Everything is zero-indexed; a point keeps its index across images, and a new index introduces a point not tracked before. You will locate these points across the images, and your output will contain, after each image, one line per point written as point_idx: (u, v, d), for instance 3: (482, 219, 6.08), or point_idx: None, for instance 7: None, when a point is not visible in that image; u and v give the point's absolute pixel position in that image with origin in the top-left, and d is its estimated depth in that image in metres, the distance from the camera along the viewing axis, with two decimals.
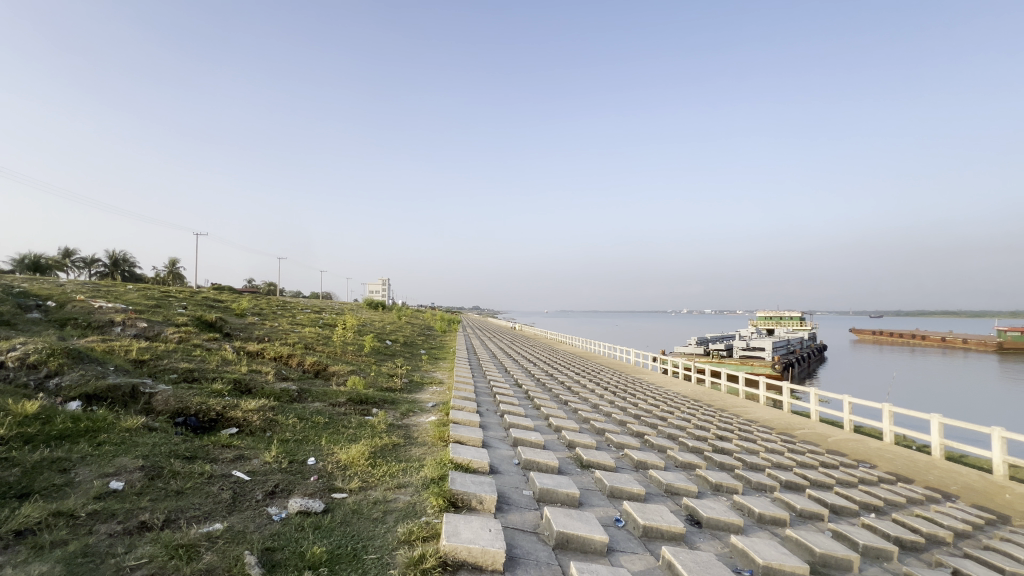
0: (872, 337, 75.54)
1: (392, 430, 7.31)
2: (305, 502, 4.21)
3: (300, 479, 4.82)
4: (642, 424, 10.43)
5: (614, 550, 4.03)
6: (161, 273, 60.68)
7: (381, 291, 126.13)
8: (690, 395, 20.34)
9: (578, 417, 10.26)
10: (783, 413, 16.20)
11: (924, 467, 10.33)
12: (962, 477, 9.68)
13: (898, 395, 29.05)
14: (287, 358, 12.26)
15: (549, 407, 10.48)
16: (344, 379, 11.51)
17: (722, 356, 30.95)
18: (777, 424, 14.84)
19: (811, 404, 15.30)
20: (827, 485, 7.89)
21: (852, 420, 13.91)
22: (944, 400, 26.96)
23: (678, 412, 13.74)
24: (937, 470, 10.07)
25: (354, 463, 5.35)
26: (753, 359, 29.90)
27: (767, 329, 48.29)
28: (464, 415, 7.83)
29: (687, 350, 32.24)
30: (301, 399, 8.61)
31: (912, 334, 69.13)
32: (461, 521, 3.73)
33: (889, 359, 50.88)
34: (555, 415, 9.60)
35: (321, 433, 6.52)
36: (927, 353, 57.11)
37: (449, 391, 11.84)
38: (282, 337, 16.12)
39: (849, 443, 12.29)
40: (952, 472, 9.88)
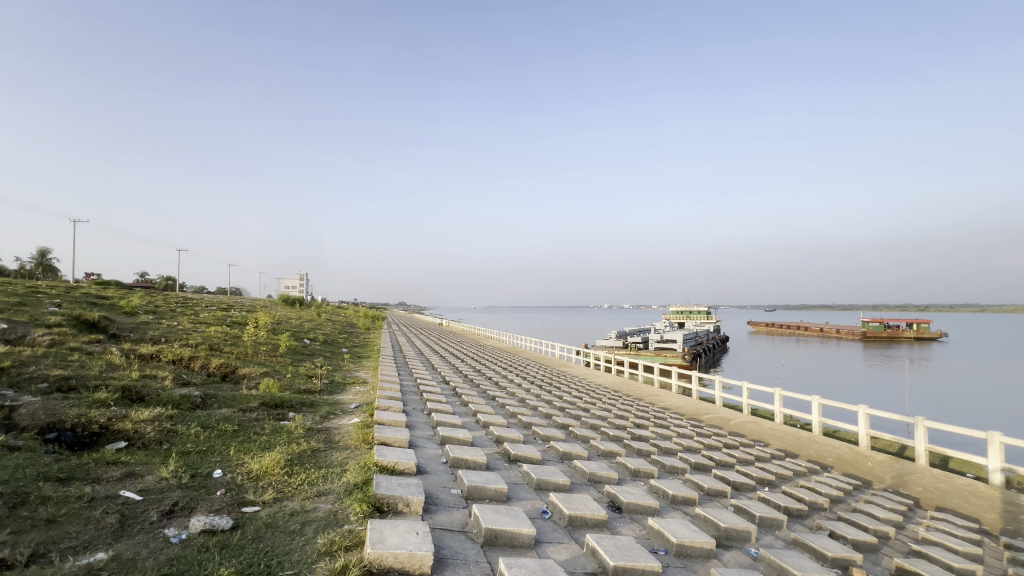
0: (765, 329, 84.41)
1: (310, 434, 6.89)
2: (209, 520, 3.84)
3: (204, 495, 4.39)
4: (567, 416, 10.79)
5: (541, 542, 4.13)
6: (26, 265, 52.14)
7: (298, 287, 118.41)
8: (610, 386, 21.38)
9: (505, 412, 10.37)
10: (692, 399, 17.58)
11: (806, 443, 11.72)
12: (836, 449, 11.09)
13: (787, 381, 32.73)
14: (188, 361, 11.09)
15: (477, 403, 10.47)
16: (256, 382, 10.65)
17: (639, 348, 32.91)
18: (687, 411, 16.08)
19: (715, 391, 16.73)
20: (729, 464, 8.69)
21: (749, 404, 15.42)
22: (823, 384, 30.83)
23: (599, 403, 14.39)
24: (816, 445, 11.47)
25: (268, 472, 4.97)
26: (666, 350, 32.11)
27: (678, 322, 52.10)
28: (389, 415, 7.57)
29: (608, 343, 33.85)
30: (204, 406, 7.83)
31: (796, 325, 78.25)
32: (387, 526, 3.60)
33: (779, 348, 57.09)
34: (483, 411, 9.61)
35: (229, 443, 5.98)
36: (809, 342, 64.92)
37: (373, 391, 11.40)
38: (182, 338, 14.57)
39: (746, 424, 13.62)
40: (828, 445, 11.30)
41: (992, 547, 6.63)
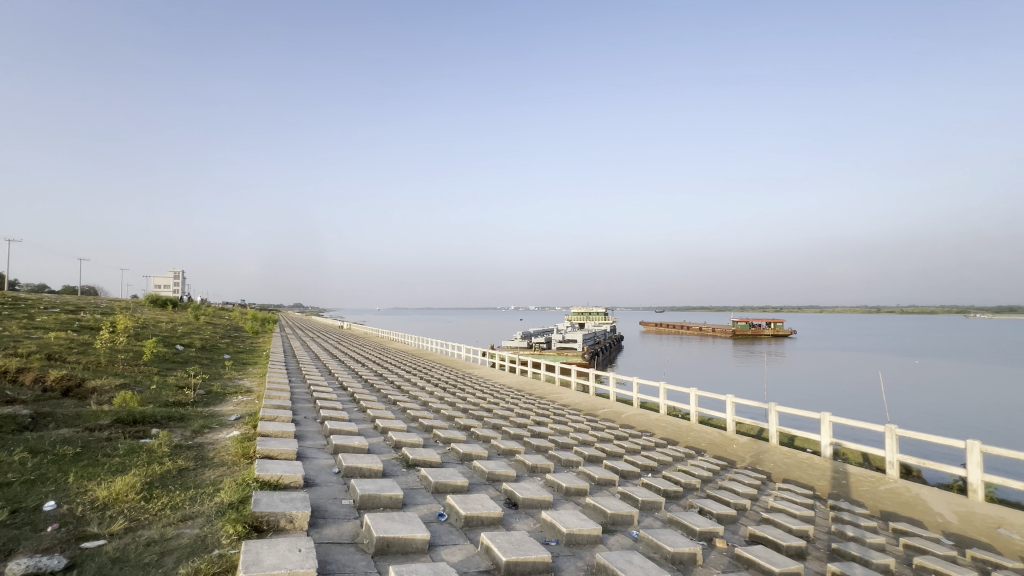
0: (654, 328, 92.29)
1: (177, 452, 6.09)
2: (34, 561, 3.25)
3: (28, 533, 3.67)
4: (469, 417, 10.83)
5: (436, 545, 4.09)
6: None
7: (171, 287, 104.34)
8: (514, 386, 21.84)
9: (406, 416, 10.10)
10: (589, 395, 18.61)
11: (685, 431, 13.02)
12: (708, 435, 12.46)
13: (673, 376, 36.01)
14: (14, 374, 9.18)
15: (376, 408, 10.06)
16: (109, 397, 9.15)
17: (543, 348, 34.05)
18: (584, 406, 17.00)
19: (610, 387, 17.90)
20: (618, 454, 9.38)
21: (639, 397, 16.71)
22: (702, 378, 34.47)
23: (502, 403, 14.64)
24: (693, 432, 12.80)
25: (118, 499, 4.30)
26: (568, 350, 33.65)
27: (578, 323, 54.84)
28: (275, 426, 6.98)
29: (513, 344, 34.56)
30: (34, 428, 6.54)
31: (680, 324, 86.57)
32: (264, 546, 3.32)
33: (666, 346, 62.64)
34: (382, 416, 9.26)
35: (66, 469, 5.06)
36: (690, 340, 72.20)
37: (258, 400, 10.40)
38: (7, 347, 12.00)
39: (636, 416, 14.78)
40: (702, 432, 12.66)
41: (821, 509, 7.93)
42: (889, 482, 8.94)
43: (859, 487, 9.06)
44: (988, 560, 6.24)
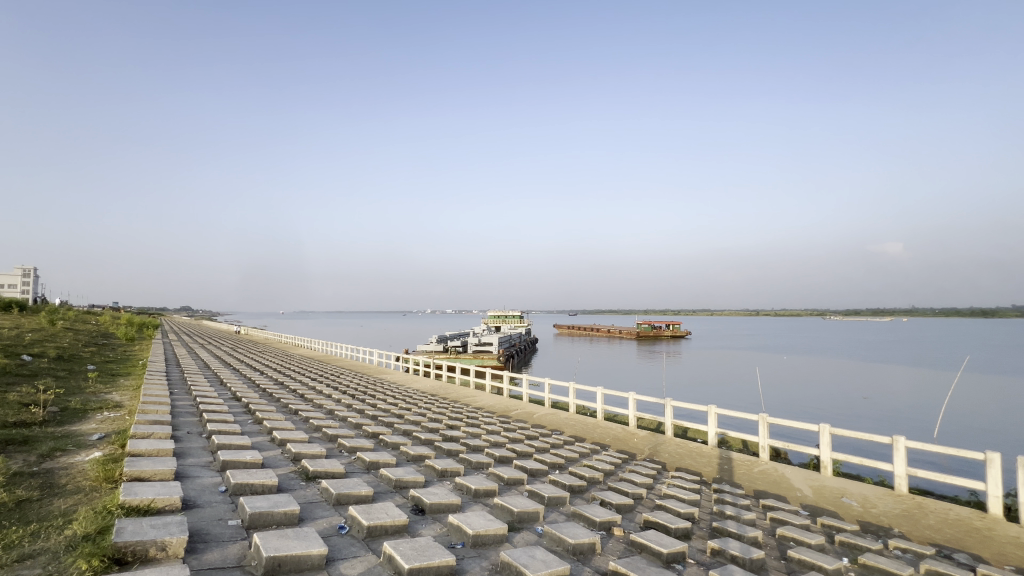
0: (567, 331, 96.04)
1: (16, 482, 5.16)
2: None
3: None
4: (379, 424, 10.44)
5: (334, 560, 3.90)
6: None
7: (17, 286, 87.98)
8: (428, 390, 21.44)
9: (309, 426, 9.45)
10: (503, 397, 18.85)
11: (592, 428, 13.70)
12: (612, 430, 13.23)
13: (584, 377, 37.68)
14: None
15: (274, 419, 9.31)
16: None
17: (459, 352, 33.85)
18: (498, 408, 17.17)
19: (523, 388, 18.26)
20: (528, 453, 9.63)
21: (550, 398, 17.26)
22: (610, 377, 36.50)
23: (415, 408, 14.30)
24: (599, 429, 13.52)
25: None
26: (484, 353, 33.81)
27: (495, 326, 55.32)
28: (150, 443, 6.19)
29: (429, 348, 33.95)
30: None
31: (591, 327, 90.98)
32: None
33: (578, 348, 65.45)
34: (281, 427, 8.59)
35: None
36: (600, 342, 76.12)
37: (130, 416, 9.14)
38: None
39: (547, 416, 15.26)
40: (606, 428, 13.41)
41: (706, 493, 8.79)
42: (762, 464, 10.17)
43: (737, 470, 10.18)
44: (833, 525, 7.34)
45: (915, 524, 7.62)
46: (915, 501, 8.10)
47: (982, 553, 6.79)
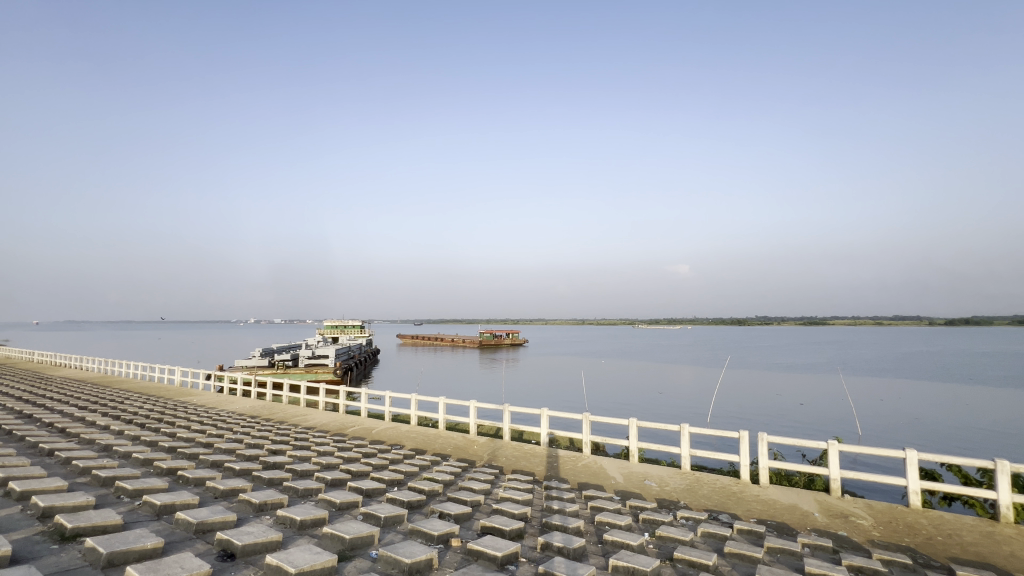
0: (411, 340, 94.13)
1: None
2: None
3: None
4: (176, 457, 8.66)
5: None
6: None
7: None
8: (247, 411, 18.71)
9: (69, 470, 7.33)
10: (339, 413, 17.45)
11: (434, 438, 13.60)
12: (453, 440, 13.36)
13: (426, 387, 37.28)
14: None
15: (12, 464, 6.99)
16: None
17: (288, 366, 30.32)
18: (332, 426, 15.84)
19: (361, 403, 17.19)
20: (364, 472, 9.08)
21: (391, 411, 16.60)
22: (452, 387, 36.85)
23: (228, 432, 12.28)
24: (441, 439, 13.48)
25: None
26: (317, 366, 30.96)
27: (331, 337, 51.37)
28: None
29: (249, 363, 29.67)
30: None
31: (435, 336, 90.72)
32: None
33: (421, 358, 64.57)
34: (22, 475, 6.49)
35: None
36: (444, 351, 76.54)
37: None
38: None
39: (387, 430, 14.64)
40: (448, 438, 13.46)
41: (538, 491, 9.45)
42: (585, 458, 11.42)
43: (565, 466, 11.20)
44: (638, 505, 8.55)
45: (694, 495, 9.35)
46: (694, 476, 9.96)
47: (736, 510, 8.65)
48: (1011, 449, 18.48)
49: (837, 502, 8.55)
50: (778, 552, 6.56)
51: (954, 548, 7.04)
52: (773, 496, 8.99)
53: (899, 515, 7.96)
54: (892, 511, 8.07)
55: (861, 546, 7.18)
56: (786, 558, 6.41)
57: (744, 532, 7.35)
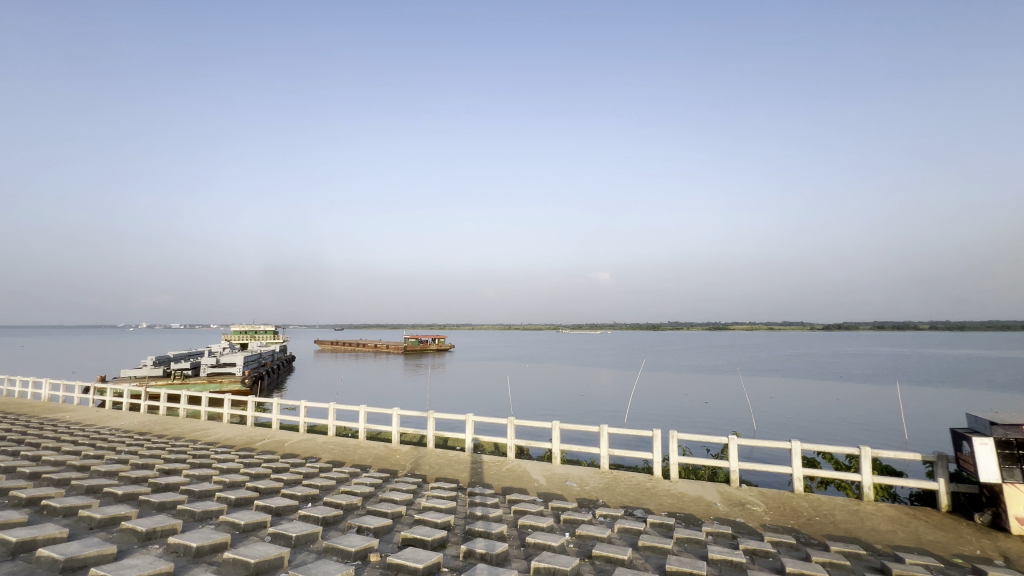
0: (330, 346, 89.36)
1: None
2: None
3: None
4: (41, 484, 7.45)
5: None
6: None
7: None
8: (135, 426, 16.60)
9: None
10: (246, 426, 16.06)
11: (353, 449, 12.98)
12: (374, 450, 12.86)
13: (346, 395, 35.49)
14: None
15: None
16: None
17: (186, 376, 27.38)
18: (238, 440, 14.53)
19: (272, 414, 15.96)
20: (274, 489, 8.43)
21: (306, 421, 15.59)
22: (374, 394, 35.41)
23: (109, 451, 10.78)
24: (361, 450, 12.89)
25: None
26: (222, 376, 28.28)
27: (239, 344, 47.26)
28: None
29: (138, 372, 26.37)
30: None
31: (357, 342, 86.87)
32: None
33: (342, 364, 61.56)
34: None
35: None
36: (367, 357, 73.51)
37: None
38: None
39: (301, 443, 13.72)
40: (368, 448, 12.91)
41: (462, 498, 9.35)
42: (509, 463, 11.51)
43: (489, 471, 11.20)
44: (559, 506, 8.77)
45: (611, 493, 9.78)
46: (612, 475, 10.43)
47: (649, 504, 9.17)
48: (873, 437, 21.43)
49: (736, 492, 9.37)
50: (686, 542, 7.04)
51: (829, 527, 8.01)
52: (682, 490, 9.65)
53: (787, 499, 8.89)
54: (781, 497, 9.00)
55: (756, 530, 7.92)
56: (693, 547, 6.89)
57: (656, 525, 7.81)
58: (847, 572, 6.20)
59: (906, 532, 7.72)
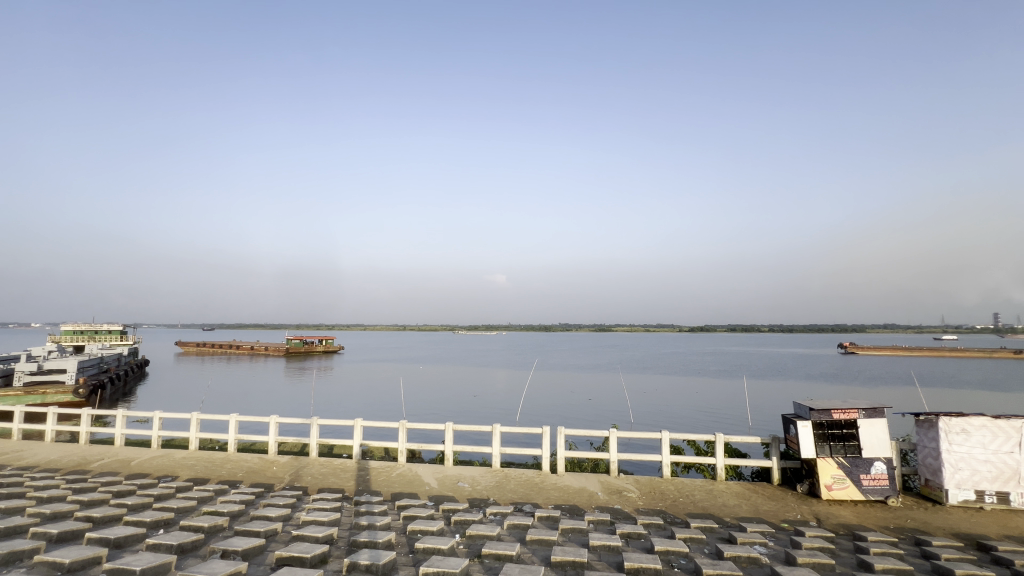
0: (196, 348, 78.86)
1: None
2: None
3: None
4: None
5: None
6: None
7: None
8: None
9: None
10: (77, 445, 13.45)
11: (220, 464, 11.59)
12: (246, 463, 11.61)
13: (213, 403, 31.54)
14: None
15: None
16: None
17: None
18: (66, 462, 12.11)
19: (114, 429, 13.58)
20: (115, 518, 7.20)
21: (160, 434, 13.54)
22: (248, 401, 31.97)
23: None
24: (229, 464, 11.55)
25: None
26: (45, 386, 23.38)
27: (72, 346, 39.60)
28: None
29: None
30: None
31: (228, 343, 77.73)
32: None
33: (210, 369, 54.67)
34: None
35: None
36: (240, 361, 66.16)
37: None
38: None
39: (152, 461, 11.86)
40: (238, 462, 11.62)
41: (347, 508, 8.83)
42: (399, 467, 11.17)
43: (377, 478, 10.74)
44: (450, 507, 8.73)
45: (502, 490, 9.99)
46: (503, 473, 10.66)
47: (537, 499, 9.54)
48: (725, 425, 24.72)
49: (614, 481, 10.16)
50: (569, 532, 7.44)
51: (690, 506, 9.05)
52: (567, 482, 10.20)
53: (656, 484, 9.86)
54: (652, 483, 9.94)
55: (631, 515, 8.66)
56: (575, 536, 7.31)
57: (543, 519, 8.13)
58: (703, 544, 7.05)
59: (748, 505, 9.02)
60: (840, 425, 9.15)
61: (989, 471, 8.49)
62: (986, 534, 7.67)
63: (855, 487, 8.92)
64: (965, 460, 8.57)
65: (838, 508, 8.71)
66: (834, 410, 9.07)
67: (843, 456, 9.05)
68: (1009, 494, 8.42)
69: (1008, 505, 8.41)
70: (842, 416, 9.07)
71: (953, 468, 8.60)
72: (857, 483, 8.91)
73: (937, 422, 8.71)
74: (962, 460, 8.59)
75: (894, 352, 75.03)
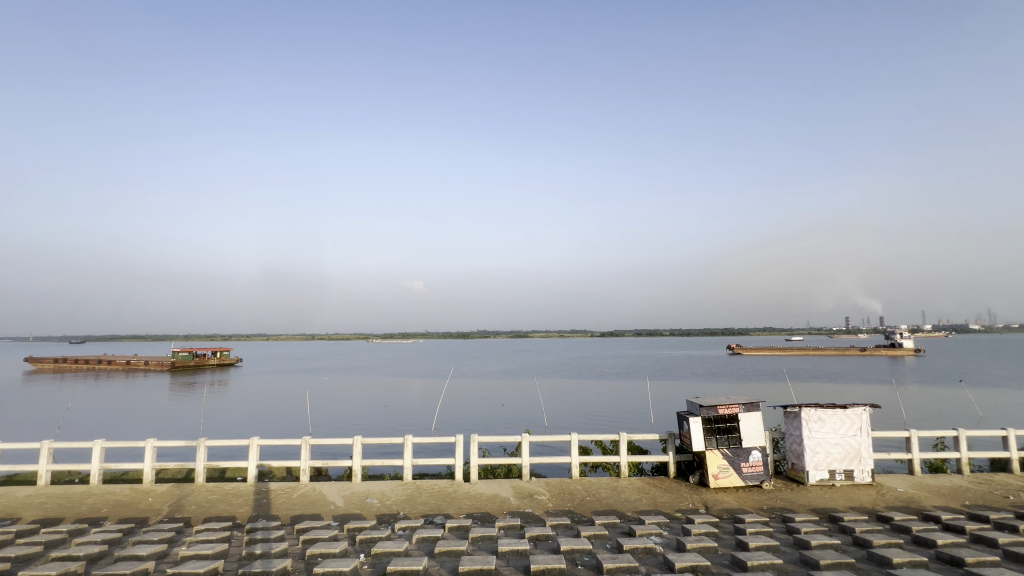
0: (53, 365, 67.42)
1: None
2: None
3: None
4: None
5: None
6: None
7: None
8: None
9: None
10: None
11: (78, 500, 9.96)
12: (114, 496, 10.11)
13: (72, 428, 26.98)
14: None
15: None
16: None
17: None
18: None
19: None
20: None
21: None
22: (118, 424, 27.80)
23: None
24: (91, 499, 9.96)
25: None
26: None
27: None
28: None
29: None
30: None
31: (96, 359, 67.23)
32: None
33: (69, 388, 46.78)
34: None
35: None
36: (110, 378, 57.36)
37: None
38: None
39: None
40: (102, 496, 10.07)
41: (237, 537, 8.02)
42: (301, 488, 10.40)
43: (275, 501, 9.89)
44: (356, 526, 8.27)
45: (413, 503, 9.72)
46: (414, 486, 10.35)
47: (448, 509, 9.40)
48: (629, 424, 26.40)
49: (526, 486, 10.30)
50: (479, 541, 7.42)
51: (596, 504, 9.48)
52: (480, 490, 10.18)
53: (565, 486, 10.19)
54: (561, 484, 10.25)
55: (540, 517, 8.87)
56: (485, 544, 7.31)
57: (454, 529, 8.03)
58: (606, 540, 7.41)
59: (647, 498, 9.66)
60: (725, 420, 10.16)
61: (839, 453, 9.91)
62: (835, 507, 8.97)
63: (737, 474, 9.94)
64: (821, 444, 9.92)
65: (723, 495, 9.64)
66: (719, 406, 10.06)
67: (727, 447, 10.03)
68: (853, 472, 9.89)
69: (852, 481, 9.87)
70: (725, 410, 10.08)
71: (813, 452, 9.91)
72: (738, 471, 9.94)
73: (800, 413, 10.01)
74: (819, 445, 9.93)
75: (770, 350, 85.45)
